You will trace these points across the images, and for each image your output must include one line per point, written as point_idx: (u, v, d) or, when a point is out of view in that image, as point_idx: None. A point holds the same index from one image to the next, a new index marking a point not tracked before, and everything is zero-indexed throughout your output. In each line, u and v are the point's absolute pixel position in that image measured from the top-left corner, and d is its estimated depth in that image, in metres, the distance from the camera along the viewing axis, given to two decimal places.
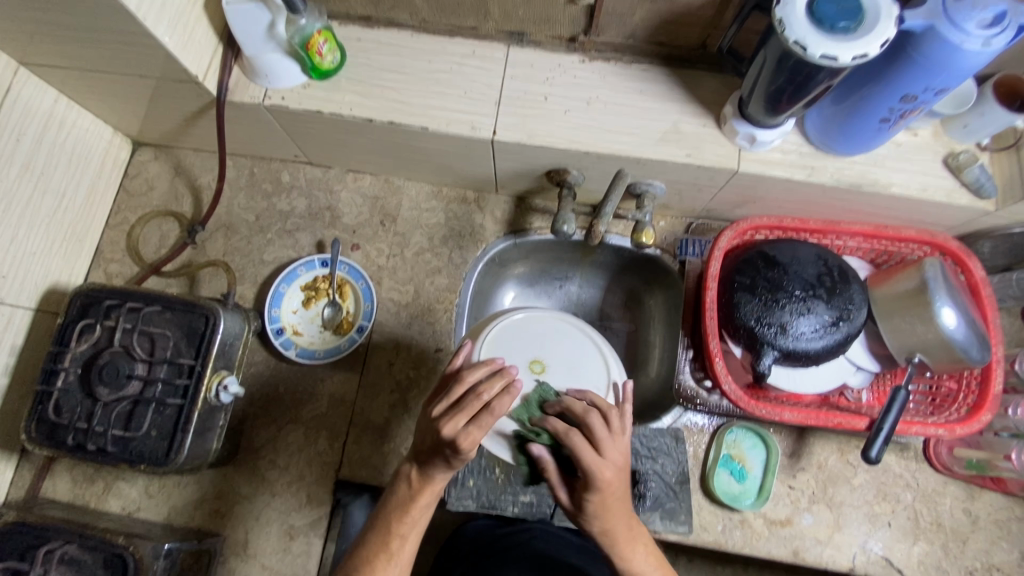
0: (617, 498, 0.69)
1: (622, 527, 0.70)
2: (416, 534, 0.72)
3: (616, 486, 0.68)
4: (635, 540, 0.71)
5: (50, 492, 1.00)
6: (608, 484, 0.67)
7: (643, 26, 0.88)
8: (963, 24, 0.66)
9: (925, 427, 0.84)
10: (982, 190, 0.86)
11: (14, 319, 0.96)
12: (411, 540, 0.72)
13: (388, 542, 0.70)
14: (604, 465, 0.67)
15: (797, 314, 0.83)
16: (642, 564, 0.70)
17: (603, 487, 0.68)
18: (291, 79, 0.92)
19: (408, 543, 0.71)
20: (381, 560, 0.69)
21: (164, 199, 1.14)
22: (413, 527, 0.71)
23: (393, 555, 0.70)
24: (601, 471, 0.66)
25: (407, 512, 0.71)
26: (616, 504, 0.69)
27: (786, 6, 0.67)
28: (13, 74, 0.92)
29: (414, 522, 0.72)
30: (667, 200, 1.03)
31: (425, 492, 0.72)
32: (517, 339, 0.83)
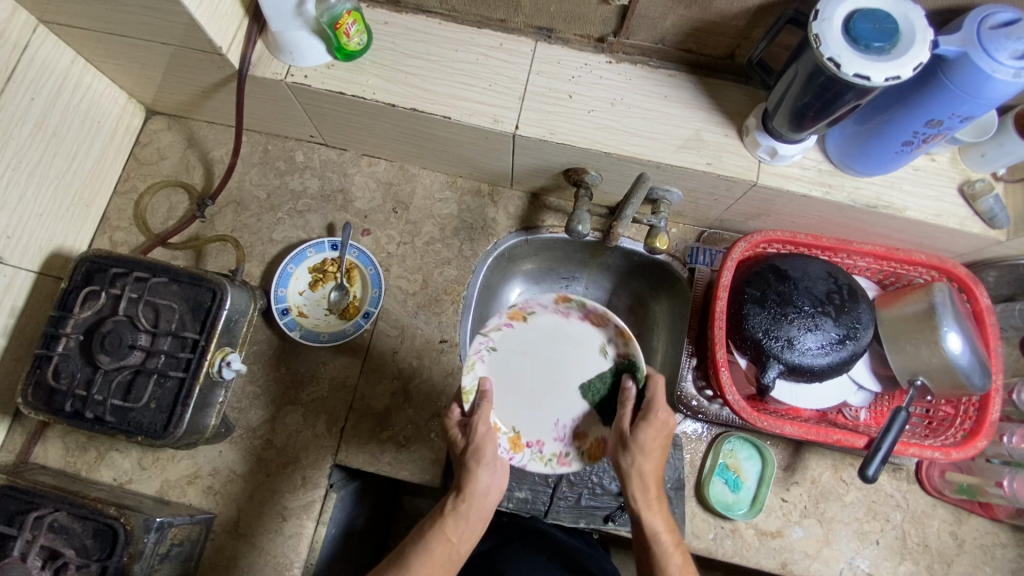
0: (661, 451, 0.77)
1: (652, 470, 0.76)
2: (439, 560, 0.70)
3: (651, 432, 0.76)
4: (660, 494, 0.77)
5: (42, 458, 0.99)
6: (660, 418, 0.76)
7: (673, 31, 0.88)
8: (996, 52, 0.67)
9: (922, 449, 0.85)
10: (994, 220, 0.87)
11: (16, 280, 0.94)
12: (434, 565, 0.69)
13: (399, 557, 0.70)
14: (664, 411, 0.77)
15: (804, 329, 0.84)
16: (657, 519, 0.75)
17: (655, 423, 0.76)
18: (315, 59, 0.91)
19: (420, 560, 0.69)
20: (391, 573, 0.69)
21: (175, 169, 1.13)
22: (424, 543, 0.71)
23: (401, 565, 0.69)
24: (654, 422, 0.76)
25: (424, 531, 0.72)
26: (654, 445, 0.76)
27: (823, 21, 0.67)
28: (32, 31, 0.90)
29: (432, 542, 0.71)
30: (683, 208, 1.04)
31: (451, 506, 0.72)
32: (517, 393, 0.90)
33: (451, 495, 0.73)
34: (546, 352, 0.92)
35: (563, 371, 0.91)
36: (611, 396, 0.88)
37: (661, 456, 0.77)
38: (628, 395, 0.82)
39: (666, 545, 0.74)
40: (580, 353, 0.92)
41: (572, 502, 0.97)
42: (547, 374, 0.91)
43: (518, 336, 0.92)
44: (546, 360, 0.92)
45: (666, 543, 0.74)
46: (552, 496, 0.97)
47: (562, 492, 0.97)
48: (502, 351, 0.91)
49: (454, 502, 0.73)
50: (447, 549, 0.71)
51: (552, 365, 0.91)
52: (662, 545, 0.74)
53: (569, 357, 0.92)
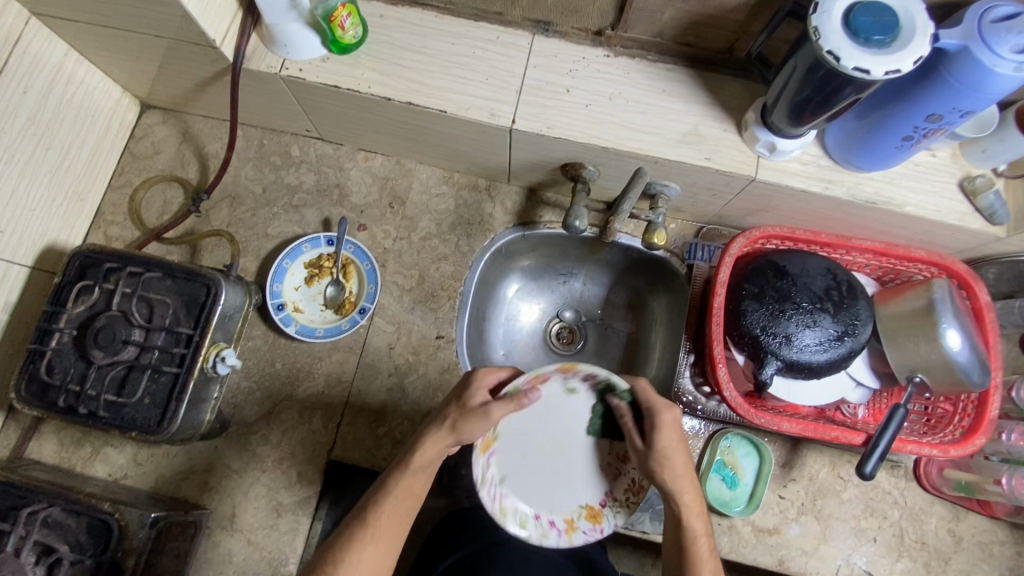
0: (684, 452, 0.79)
1: (681, 473, 0.78)
2: (397, 508, 0.76)
3: (667, 438, 0.78)
4: (697, 494, 0.79)
5: (36, 453, 0.98)
6: (671, 421, 0.78)
7: (672, 24, 0.87)
8: (997, 46, 0.66)
9: (920, 447, 0.84)
10: (994, 216, 0.86)
11: (9, 275, 0.93)
12: (395, 518, 0.76)
13: (365, 513, 0.76)
14: (673, 417, 0.79)
15: (802, 326, 0.84)
16: (694, 518, 0.78)
17: (669, 428, 0.78)
18: (310, 52, 0.90)
19: (383, 513, 0.75)
20: (359, 530, 0.74)
21: (169, 163, 1.12)
22: (389, 501, 0.76)
23: (366, 522, 0.75)
24: (667, 431, 0.78)
25: (387, 486, 0.77)
26: (676, 448, 0.78)
27: (822, 14, 0.67)
28: (24, 23, 0.89)
29: (393, 497, 0.76)
30: (681, 203, 1.03)
31: (413, 467, 0.77)
32: (549, 490, 0.86)
33: (413, 455, 0.78)
34: (543, 417, 0.88)
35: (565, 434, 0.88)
36: (607, 422, 0.87)
37: (685, 458, 0.79)
38: (622, 412, 0.83)
39: (702, 546, 0.77)
40: (570, 402, 0.88)
41: None
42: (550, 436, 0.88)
43: (505, 441, 0.86)
44: (546, 424, 0.88)
45: (701, 539, 0.78)
46: None
47: None
48: (502, 446, 0.86)
49: (413, 462, 0.78)
50: (408, 500, 0.77)
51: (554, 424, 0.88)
52: (696, 541, 0.78)
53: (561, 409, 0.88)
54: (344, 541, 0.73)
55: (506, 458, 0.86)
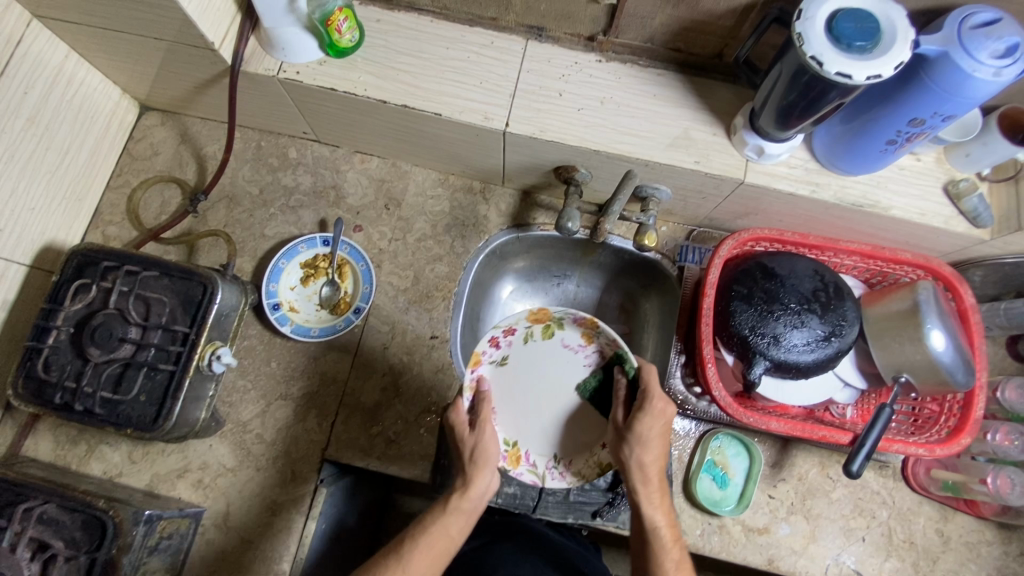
0: (661, 440, 0.79)
1: (653, 461, 0.78)
2: (434, 550, 0.74)
3: (646, 422, 0.78)
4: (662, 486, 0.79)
5: (32, 451, 0.99)
6: (658, 407, 0.79)
7: (662, 30, 0.89)
8: (976, 52, 0.68)
9: (906, 446, 0.85)
10: (978, 219, 0.88)
11: (7, 273, 0.94)
12: (433, 557, 0.73)
13: (403, 550, 0.73)
14: (663, 404, 0.79)
15: (789, 327, 0.85)
16: (658, 512, 0.77)
17: (654, 412, 0.79)
18: (307, 55, 0.92)
19: (419, 553, 0.73)
20: (393, 566, 0.71)
21: (168, 165, 1.14)
22: (426, 539, 0.74)
23: (403, 560, 0.72)
24: (652, 413, 0.78)
25: (429, 526, 0.75)
26: (653, 434, 0.78)
27: (806, 21, 0.68)
28: (26, 26, 0.91)
29: (434, 536, 0.74)
30: (672, 206, 1.04)
31: (457, 505, 0.76)
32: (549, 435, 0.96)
33: (455, 495, 0.77)
34: (530, 385, 0.97)
35: (563, 386, 0.97)
36: (603, 385, 0.94)
37: (660, 448, 0.79)
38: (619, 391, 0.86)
39: (664, 541, 0.75)
40: (526, 365, 0.98)
41: (560, 497, 0.97)
42: (550, 397, 0.97)
43: (505, 398, 0.96)
44: (535, 394, 0.97)
45: (665, 536, 0.76)
46: (540, 491, 0.98)
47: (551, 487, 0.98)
48: (524, 438, 0.95)
49: (458, 500, 0.77)
50: (446, 541, 0.75)
51: (541, 385, 0.97)
52: (662, 538, 0.75)
53: (532, 374, 0.97)
54: None
55: (508, 414, 0.96)
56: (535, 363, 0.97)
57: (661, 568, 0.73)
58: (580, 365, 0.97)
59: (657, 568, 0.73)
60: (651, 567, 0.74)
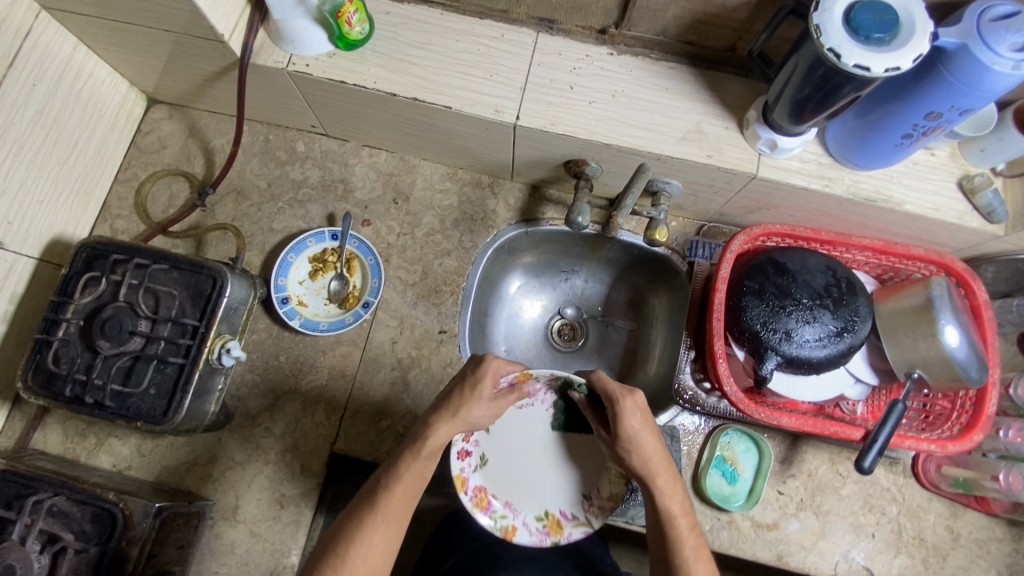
0: (653, 433, 0.78)
1: (654, 454, 0.77)
2: (408, 490, 0.76)
3: (629, 421, 0.77)
4: (671, 475, 0.77)
5: (41, 443, 0.99)
6: (631, 405, 0.78)
7: (675, 23, 0.88)
8: (996, 44, 0.67)
9: (918, 442, 0.85)
10: (992, 215, 0.87)
11: (16, 266, 0.94)
12: (404, 500, 0.75)
13: (376, 497, 0.75)
14: (632, 402, 0.78)
15: (802, 322, 0.85)
16: (672, 500, 0.76)
17: (631, 411, 0.77)
18: (317, 47, 0.91)
19: (393, 498, 0.75)
20: (368, 514, 0.74)
21: (176, 158, 1.13)
22: (401, 484, 0.76)
23: (377, 507, 0.74)
24: (629, 414, 0.77)
25: (401, 470, 0.76)
26: (642, 430, 0.77)
27: (823, 12, 0.68)
28: (34, 17, 0.90)
29: (405, 480, 0.76)
30: (682, 200, 1.04)
31: (428, 449, 0.77)
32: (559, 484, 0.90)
33: (424, 441, 0.77)
34: (512, 454, 0.91)
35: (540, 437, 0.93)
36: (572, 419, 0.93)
37: (655, 437, 0.78)
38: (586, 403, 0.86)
39: (682, 529, 0.76)
40: (499, 439, 0.92)
41: None
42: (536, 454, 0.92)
43: (497, 476, 0.90)
44: (520, 456, 0.91)
45: (682, 524, 0.76)
46: None
47: None
48: (538, 497, 0.89)
49: (423, 445, 0.77)
50: (417, 484, 0.77)
51: (523, 449, 0.91)
52: (680, 527, 0.76)
53: (509, 444, 0.92)
54: (354, 526, 0.73)
55: (513, 486, 0.89)
56: (504, 432, 0.92)
57: (686, 557, 0.74)
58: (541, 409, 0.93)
59: (681, 558, 0.74)
60: (675, 557, 0.74)
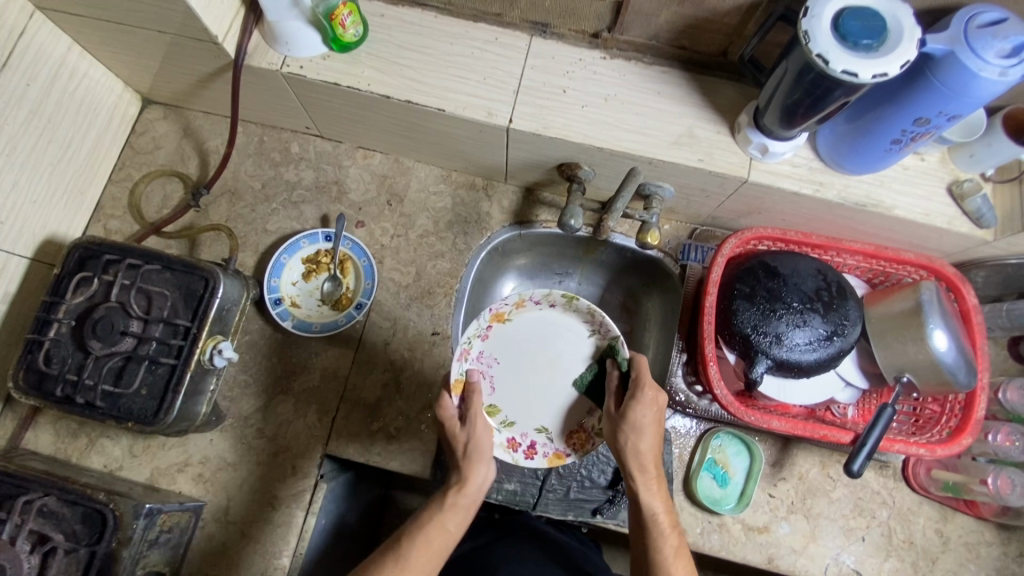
0: (655, 429, 0.78)
1: (650, 449, 0.78)
2: (435, 549, 0.71)
3: (637, 410, 0.78)
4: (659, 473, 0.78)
5: (32, 444, 0.99)
6: (650, 395, 0.78)
7: (667, 27, 0.89)
8: (983, 51, 0.67)
9: (907, 446, 0.85)
10: (981, 220, 0.88)
11: (9, 265, 0.94)
12: (429, 556, 0.71)
13: (400, 547, 0.71)
14: (652, 392, 0.79)
15: (792, 326, 0.85)
16: (656, 498, 0.76)
17: (647, 401, 0.78)
18: (310, 49, 0.92)
19: (420, 550, 0.71)
20: (391, 566, 0.69)
21: (170, 159, 1.13)
22: (424, 537, 0.72)
23: (402, 560, 0.69)
24: (642, 402, 0.78)
25: (425, 522, 0.73)
26: (648, 422, 0.78)
27: (812, 18, 0.68)
28: (28, 18, 0.90)
29: (432, 534, 0.72)
30: (675, 204, 1.04)
31: (455, 501, 0.75)
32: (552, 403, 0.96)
33: (453, 491, 0.76)
34: (517, 367, 0.98)
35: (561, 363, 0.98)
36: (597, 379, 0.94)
37: (655, 435, 0.78)
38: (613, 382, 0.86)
39: (663, 527, 0.75)
40: (507, 354, 0.98)
41: (561, 494, 0.98)
42: (552, 381, 0.97)
43: (504, 392, 0.97)
44: (524, 372, 0.98)
45: (663, 521, 0.75)
46: (541, 488, 0.98)
47: (552, 484, 0.98)
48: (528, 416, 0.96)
49: (456, 496, 0.76)
50: (443, 540, 0.73)
51: (531, 366, 0.98)
52: (660, 524, 0.75)
53: (523, 366, 0.98)
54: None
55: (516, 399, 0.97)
56: (509, 350, 0.98)
57: (662, 554, 0.73)
58: (546, 328, 0.99)
59: (657, 554, 0.73)
60: (651, 555, 0.73)
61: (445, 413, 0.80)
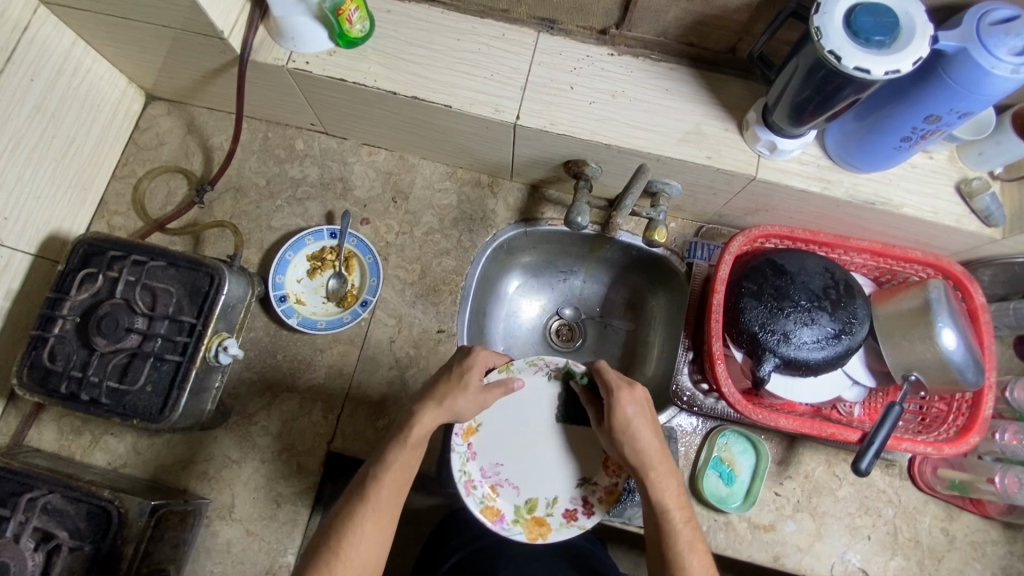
0: (650, 427, 0.79)
1: (648, 447, 0.78)
2: (395, 484, 0.74)
3: (621, 414, 0.79)
4: (666, 468, 0.78)
5: (36, 441, 0.98)
6: (632, 397, 0.79)
7: (676, 24, 0.88)
8: (995, 48, 0.67)
9: (915, 444, 0.85)
10: (990, 218, 0.88)
11: (13, 262, 0.94)
12: (393, 491, 0.74)
13: (364, 488, 0.74)
14: (629, 395, 0.79)
15: (800, 324, 0.85)
16: (666, 494, 0.76)
17: (630, 404, 0.79)
18: (317, 45, 0.91)
19: (385, 487, 0.74)
20: (358, 506, 0.72)
21: (174, 155, 1.13)
22: (389, 473, 0.75)
23: (366, 497, 0.73)
24: (623, 404, 0.79)
25: (389, 461, 0.76)
26: (637, 423, 0.78)
27: (824, 15, 0.68)
28: (32, 12, 0.90)
29: (394, 469, 0.75)
30: (681, 202, 1.04)
31: (413, 437, 0.77)
32: (553, 472, 0.91)
33: (412, 428, 0.78)
34: (509, 451, 0.92)
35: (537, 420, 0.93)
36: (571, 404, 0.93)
37: (652, 433, 0.79)
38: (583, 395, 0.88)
39: (676, 522, 0.75)
40: (494, 442, 0.92)
41: None
42: (541, 448, 0.92)
43: (511, 479, 0.91)
44: (517, 449, 0.92)
45: (676, 515, 0.75)
46: None
47: None
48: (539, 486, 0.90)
49: (409, 434, 0.78)
50: (404, 474, 0.76)
51: (520, 442, 0.92)
52: (673, 518, 0.75)
53: (513, 446, 0.92)
54: (344, 519, 0.71)
55: (523, 480, 0.91)
56: (495, 438, 0.92)
57: (678, 549, 0.73)
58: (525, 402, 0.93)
59: (672, 549, 0.73)
60: (668, 550, 0.73)
61: (475, 359, 0.82)
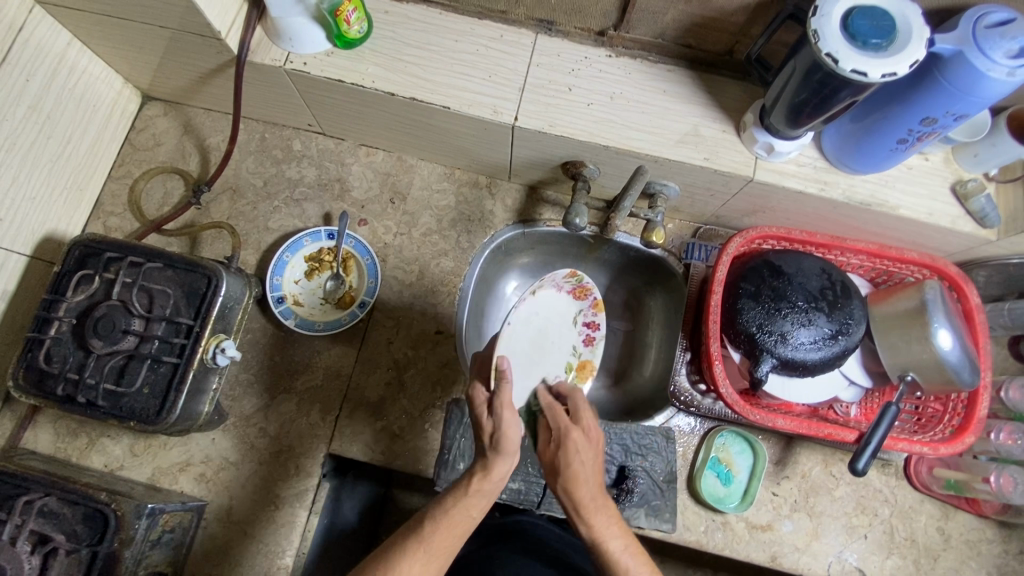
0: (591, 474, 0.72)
1: (584, 492, 0.71)
2: (454, 528, 0.70)
3: (560, 465, 0.72)
4: (599, 507, 0.72)
5: (31, 443, 0.98)
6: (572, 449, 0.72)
7: (673, 26, 0.89)
8: (991, 51, 0.68)
9: (911, 444, 0.85)
10: (985, 220, 0.88)
11: (7, 262, 0.93)
12: (453, 536, 0.70)
13: (419, 527, 0.70)
14: (577, 433, 0.74)
15: (796, 324, 0.85)
16: (600, 530, 0.71)
17: (571, 458, 0.71)
18: (314, 45, 0.91)
19: (440, 532, 0.69)
20: (411, 543, 0.68)
21: (170, 156, 1.12)
22: (445, 515, 0.70)
23: (422, 538, 0.69)
24: (567, 458, 0.71)
25: (446, 504, 0.71)
26: (577, 473, 0.71)
27: (822, 17, 0.68)
28: (28, 12, 0.89)
29: (455, 515, 0.70)
30: (679, 203, 1.04)
31: (479, 486, 0.72)
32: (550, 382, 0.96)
33: (482, 477, 0.72)
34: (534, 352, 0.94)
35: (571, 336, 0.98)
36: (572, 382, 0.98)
37: (590, 479, 0.72)
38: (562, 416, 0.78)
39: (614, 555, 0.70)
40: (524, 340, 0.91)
41: None
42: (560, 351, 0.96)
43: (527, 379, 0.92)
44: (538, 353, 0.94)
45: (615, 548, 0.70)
46: (545, 486, 0.95)
47: None
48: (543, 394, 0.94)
49: (480, 480, 0.72)
50: (465, 523, 0.71)
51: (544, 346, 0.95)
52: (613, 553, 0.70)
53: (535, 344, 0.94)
54: (395, 549, 0.68)
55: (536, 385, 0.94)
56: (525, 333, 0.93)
57: None
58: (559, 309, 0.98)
59: None
60: None
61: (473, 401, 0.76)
